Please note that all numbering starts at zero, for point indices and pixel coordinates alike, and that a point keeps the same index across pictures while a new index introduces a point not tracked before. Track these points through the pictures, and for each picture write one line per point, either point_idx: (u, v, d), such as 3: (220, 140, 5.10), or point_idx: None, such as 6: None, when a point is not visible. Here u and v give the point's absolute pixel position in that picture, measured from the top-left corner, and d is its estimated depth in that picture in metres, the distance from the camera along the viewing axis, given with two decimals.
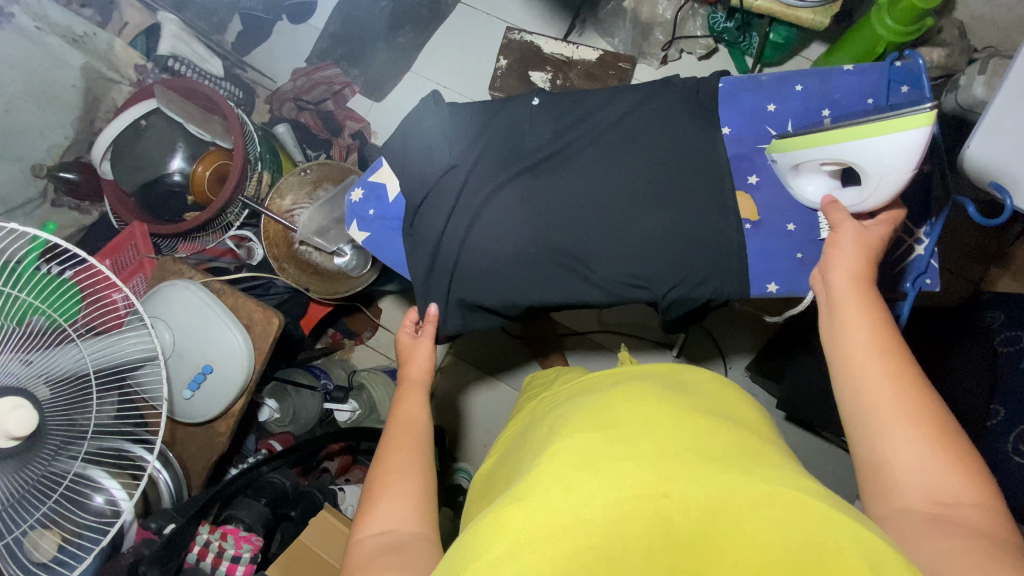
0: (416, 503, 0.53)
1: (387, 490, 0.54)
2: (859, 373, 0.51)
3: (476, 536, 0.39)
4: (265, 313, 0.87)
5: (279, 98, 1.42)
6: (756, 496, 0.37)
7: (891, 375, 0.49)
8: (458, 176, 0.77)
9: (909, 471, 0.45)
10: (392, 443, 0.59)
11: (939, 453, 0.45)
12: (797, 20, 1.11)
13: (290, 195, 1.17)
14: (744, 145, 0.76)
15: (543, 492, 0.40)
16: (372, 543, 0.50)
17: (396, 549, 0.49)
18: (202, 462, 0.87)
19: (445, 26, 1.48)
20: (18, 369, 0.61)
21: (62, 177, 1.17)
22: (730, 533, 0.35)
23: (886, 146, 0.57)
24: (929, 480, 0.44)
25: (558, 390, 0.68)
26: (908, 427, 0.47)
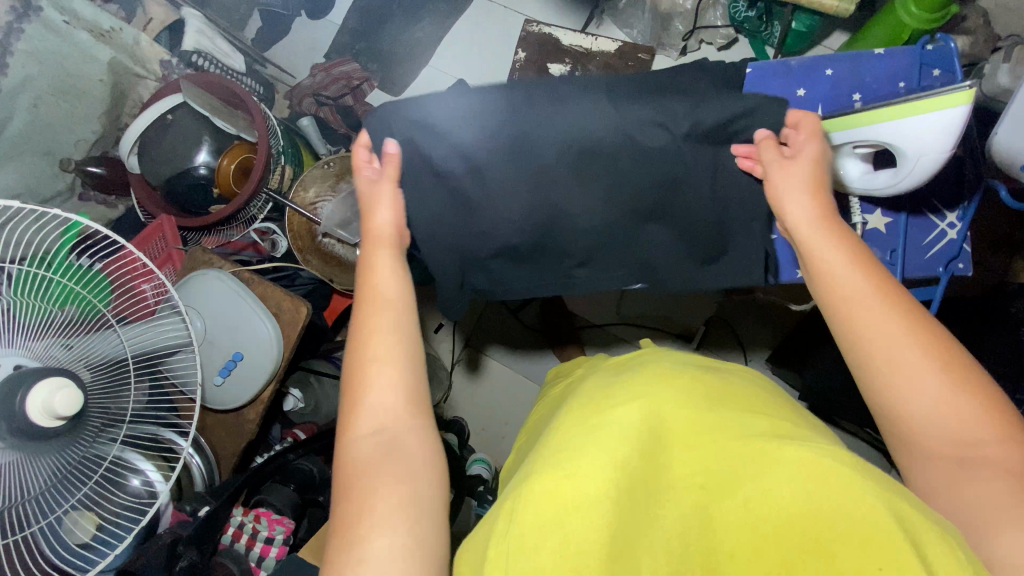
0: (402, 391, 0.56)
1: (372, 382, 0.56)
2: (866, 317, 0.52)
3: (518, 507, 0.40)
4: (293, 301, 0.88)
5: (300, 93, 1.43)
6: (803, 468, 0.37)
7: (901, 316, 0.51)
8: (485, 164, 0.78)
9: (933, 412, 0.48)
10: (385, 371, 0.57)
11: (954, 385, 0.48)
12: (822, 7, 1.10)
13: (313, 188, 1.20)
14: (772, 130, 0.76)
15: (584, 460, 0.41)
16: (365, 443, 0.53)
17: (390, 447, 0.53)
18: (232, 448, 0.89)
19: (464, 19, 1.48)
20: (59, 353, 0.63)
21: (91, 171, 1.19)
22: (774, 511, 0.36)
23: (920, 127, 0.57)
24: (944, 420, 0.48)
25: (598, 367, 0.68)
26: (925, 370, 0.49)
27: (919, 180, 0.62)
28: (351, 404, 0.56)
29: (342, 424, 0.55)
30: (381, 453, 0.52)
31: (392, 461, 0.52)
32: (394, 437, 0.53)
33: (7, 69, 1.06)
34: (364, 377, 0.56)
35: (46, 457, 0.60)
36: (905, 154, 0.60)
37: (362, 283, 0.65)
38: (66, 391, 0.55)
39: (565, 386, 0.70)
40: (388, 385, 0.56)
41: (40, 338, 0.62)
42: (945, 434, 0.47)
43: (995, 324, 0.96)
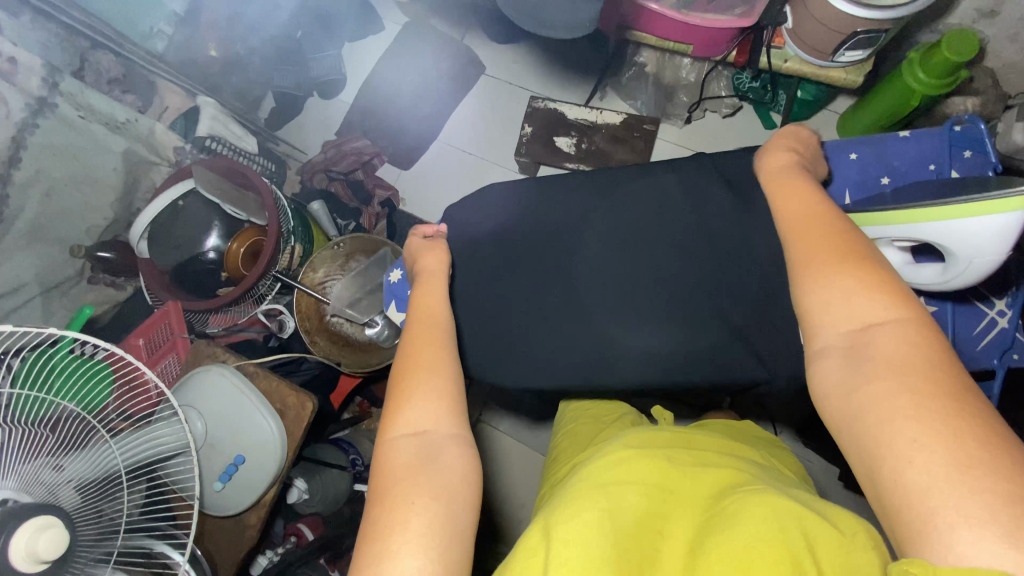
0: (439, 412, 0.55)
1: (402, 381, 0.57)
2: (872, 369, 0.43)
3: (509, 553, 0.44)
4: (299, 397, 0.83)
5: (311, 169, 1.45)
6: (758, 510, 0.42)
7: (913, 374, 0.41)
8: (498, 254, 0.76)
9: (921, 482, 0.37)
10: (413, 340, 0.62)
11: (955, 450, 0.37)
12: (829, 80, 1.04)
13: (322, 268, 1.19)
14: None
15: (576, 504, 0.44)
16: (402, 446, 0.52)
17: (433, 457, 0.51)
18: (229, 559, 0.82)
19: (471, 95, 1.53)
20: (48, 477, 0.58)
21: (100, 257, 1.19)
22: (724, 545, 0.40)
23: (975, 231, 0.53)
24: (928, 451, 0.38)
25: (607, 434, 0.68)
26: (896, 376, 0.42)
27: (975, 277, 0.58)
28: (410, 380, 0.57)
29: (388, 416, 0.55)
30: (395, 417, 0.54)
31: (434, 474, 0.50)
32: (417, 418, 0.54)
33: (18, 163, 1.09)
34: (417, 359, 0.59)
35: None
36: (957, 253, 0.56)
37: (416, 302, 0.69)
38: (52, 532, 0.50)
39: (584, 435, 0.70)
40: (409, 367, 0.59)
41: (30, 462, 0.56)
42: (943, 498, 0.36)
43: None
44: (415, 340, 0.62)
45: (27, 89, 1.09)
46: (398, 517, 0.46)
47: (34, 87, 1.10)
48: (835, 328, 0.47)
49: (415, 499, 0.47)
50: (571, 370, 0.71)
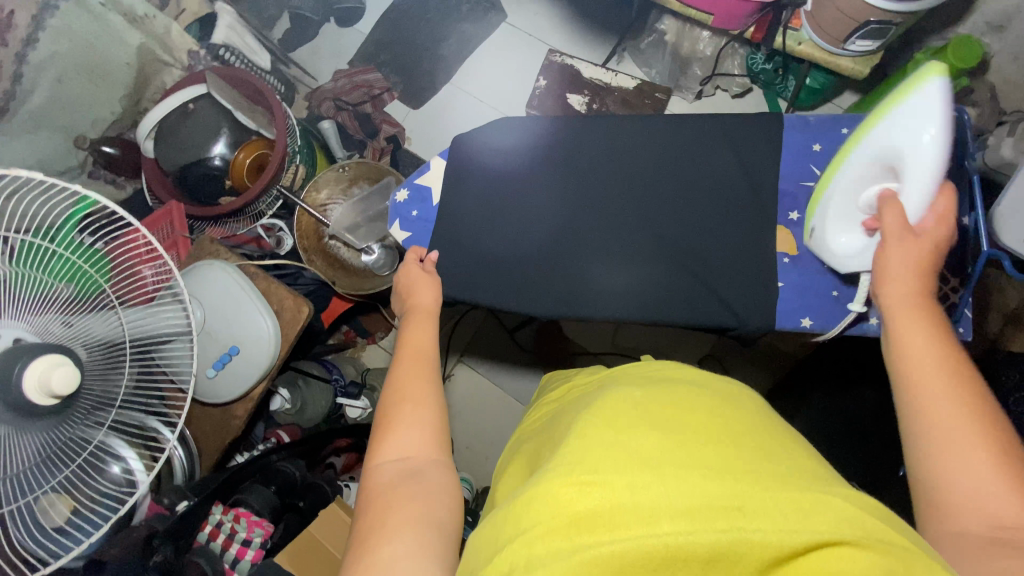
0: (430, 441, 0.54)
1: (399, 416, 0.56)
2: (929, 399, 0.49)
3: (522, 513, 0.42)
4: (295, 301, 0.88)
5: (320, 96, 1.47)
6: (812, 504, 0.38)
7: (961, 401, 0.48)
8: (501, 184, 0.79)
9: (983, 495, 0.44)
10: (404, 374, 0.60)
11: (1001, 465, 0.45)
12: (836, 68, 1.08)
13: (325, 190, 1.20)
14: (789, 181, 0.75)
15: (613, 471, 0.42)
16: (386, 473, 0.51)
17: (415, 478, 0.51)
18: (215, 444, 0.87)
19: (489, 41, 1.52)
20: (58, 330, 0.62)
21: (104, 151, 1.20)
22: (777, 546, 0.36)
23: (907, 113, 0.59)
24: (993, 505, 0.43)
25: (582, 387, 0.67)
26: (970, 443, 0.46)
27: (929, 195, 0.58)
28: (396, 404, 0.57)
29: (375, 441, 0.55)
30: (391, 455, 0.53)
31: (416, 490, 0.50)
32: (403, 462, 0.52)
33: (36, 43, 1.07)
34: (407, 391, 0.58)
35: (34, 435, 0.57)
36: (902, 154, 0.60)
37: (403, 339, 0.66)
38: (63, 370, 0.53)
39: (565, 390, 0.71)
40: (405, 402, 0.57)
41: (42, 312, 0.61)
42: (995, 511, 0.43)
43: None
44: (406, 368, 0.61)
45: None
46: (378, 527, 0.46)
47: None
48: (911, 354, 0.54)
49: (396, 509, 0.47)
50: (556, 301, 0.75)
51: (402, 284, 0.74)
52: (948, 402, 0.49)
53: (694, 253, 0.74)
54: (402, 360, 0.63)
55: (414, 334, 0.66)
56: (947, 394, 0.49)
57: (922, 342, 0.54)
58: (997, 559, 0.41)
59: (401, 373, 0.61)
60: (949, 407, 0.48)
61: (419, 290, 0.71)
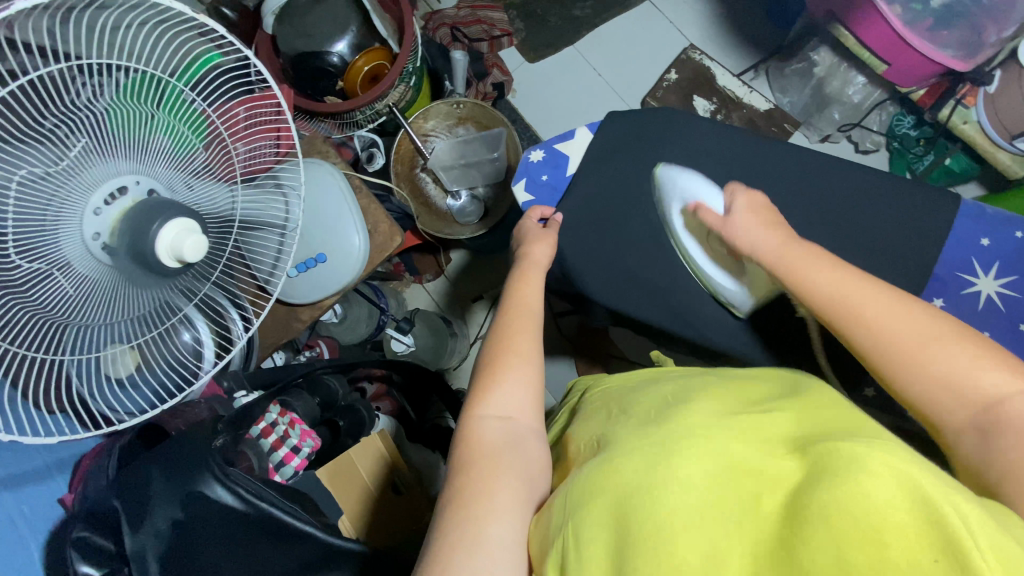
0: (533, 403, 0.56)
1: (504, 376, 0.56)
2: (844, 304, 0.54)
3: (571, 500, 0.46)
4: (391, 228, 0.85)
5: (439, 20, 1.42)
6: (839, 453, 0.34)
7: (895, 301, 0.53)
8: (637, 176, 0.76)
9: (956, 380, 0.47)
10: (511, 326, 0.61)
11: (965, 347, 0.48)
12: (992, 161, 1.02)
13: (432, 120, 1.16)
14: (944, 269, 0.67)
15: (630, 457, 0.46)
16: (490, 430, 0.53)
17: (515, 446, 0.52)
18: (274, 337, 0.87)
19: (627, 15, 1.45)
20: (181, 190, 0.59)
21: (223, 13, 1.18)
22: (810, 508, 0.33)
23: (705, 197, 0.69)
24: (967, 375, 0.47)
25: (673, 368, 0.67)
26: (906, 323, 0.51)
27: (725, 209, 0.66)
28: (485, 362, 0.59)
29: (475, 396, 0.56)
30: (487, 417, 0.54)
31: (516, 460, 0.51)
32: (499, 426, 0.53)
33: None
34: (513, 347, 0.59)
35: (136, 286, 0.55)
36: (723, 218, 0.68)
37: (512, 288, 0.66)
38: (194, 238, 0.52)
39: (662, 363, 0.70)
40: (510, 361, 0.58)
41: (171, 167, 0.57)
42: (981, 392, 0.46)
43: None
44: (510, 322, 0.61)
45: None
46: (486, 496, 0.48)
47: None
48: (813, 288, 0.56)
49: (503, 478, 0.49)
50: (659, 312, 0.73)
51: (522, 235, 0.74)
52: (900, 306, 0.52)
53: None
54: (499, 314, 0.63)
55: (522, 289, 0.66)
56: (888, 302, 0.53)
57: (823, 278, 0.56)
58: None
59: (497, 324, 0.62)
60: (906, 313, 0.51)
61: (545, 246, 0.71)
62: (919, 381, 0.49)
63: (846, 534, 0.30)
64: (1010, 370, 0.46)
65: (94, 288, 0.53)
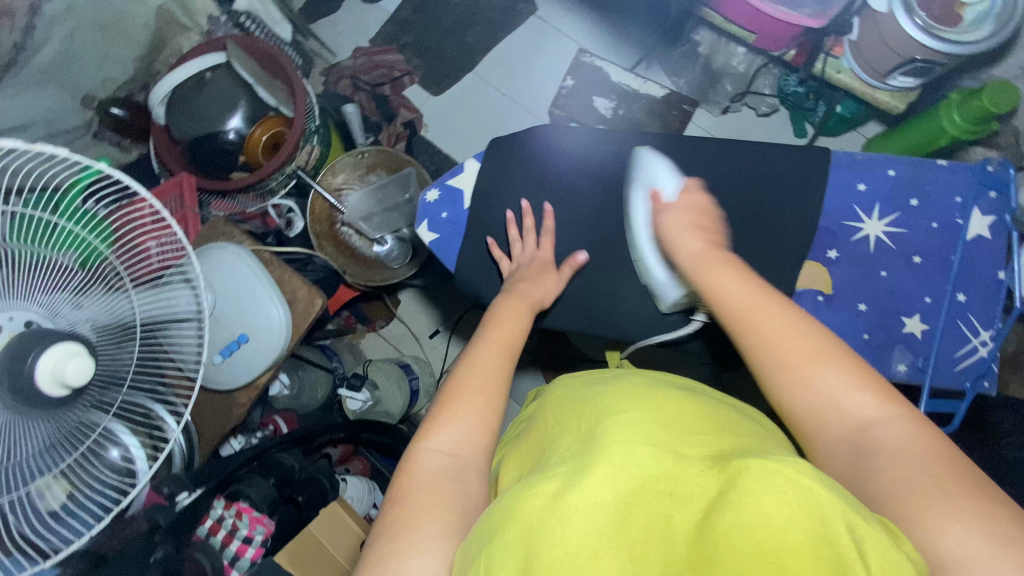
0: (487, 439, 0.55)
1: (457, 411, 0.55)
2: (747, 320, 0.56)
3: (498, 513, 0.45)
4: (310, 291, 0.85)
5: (339, 73, 1.45)
6: (749, 474, 0.40)
7: (782, 316, 0.55)
8: (533, 192, 0.77)
9: (831, 404, 0.51)
10: (479, 361, 0.60)
11: (848, 374, 0.51)
12: (873, 101, 1.06)
13: (342, 174, 1.17)
14: (830, 220, 0.71)
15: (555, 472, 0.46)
16: (432, 463, 0.52)
17: (457, 481, 0.51)
18: (215, 429, 0.86)
19: (517, 33, 1.49)
20: (69, 312, 0.59)
21: (113, 112, 1.19)
22: (724, 522, 0.38)
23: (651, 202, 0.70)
24: (846, 400, 0.50)
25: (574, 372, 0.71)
26: (791, 337, 0.53)
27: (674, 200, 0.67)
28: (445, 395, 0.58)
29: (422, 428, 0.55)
30: (435, 451, 0.53)
31: (456, 495, 0.50)
32: (444, 460, 0.52)
33: None
34: (477, 381, 0.57)
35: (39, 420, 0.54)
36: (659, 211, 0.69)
37: (490, 321, 0.65)
38: (77, 361, 0.51)
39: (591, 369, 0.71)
40: (469, 395, 0.56)
41: (52, 292, 0.58)
42: (851, 418, 0.50)
43: None
44: (482, 357, 0.60)
45: None
46: (418, 534, 0.46)
47: None
48: (725, 298, 0.58)
49: (435, 519, 0.48)
50: (581, 319, 0.74)
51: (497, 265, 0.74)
52: (793, 324, 0.54)
53: None
54: (467, 347, 0.62)
55: (500, 322, 0.64)
56: (777, 314, 0.55)
57: (747, 291, 0.57)
58: (912, 505, 0.43)
59: (465, 356, 0.61)
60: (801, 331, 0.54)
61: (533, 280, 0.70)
62: (805, 405, 0.52)
63: (755, 552, 0.36)
64: (869, 390, 0.50)
65: None
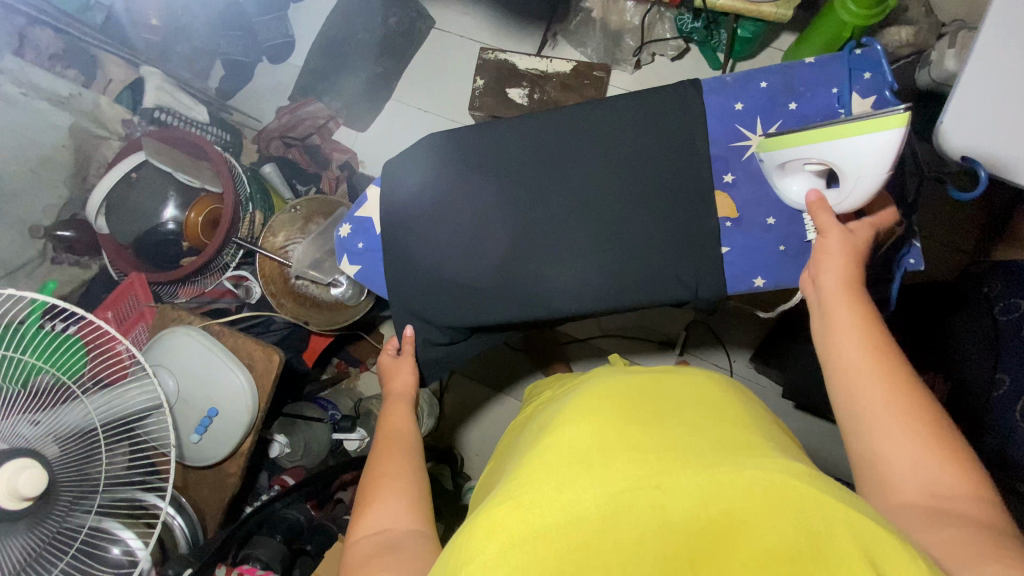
0: (412, 505, 0.55)
1: (380, 495, 0.56)
2: (841, 363, 0.54)
3: (467, 539, 0.40)
4: (265, 350, 0.88)
5: (267, 136, 1.44)
6: (747, 481, 0.38)
7: (872, 356, 0.52)
8: (438, 198, 0.78)
9: (898, 464, 0.47)
10: (383, 455, 0.62)
11: (926, 442, 0.47)
12: (761, 15, 1.09)
13: (282, 232, 1.20)
14: (719, 146, 0.75)
15: (531, 488, 0.41)
16: (370, 545, 0.52)
17: (393, 548, 0.50)
18: (216, 503, 0.88)
19: (422, 50, 1.52)
20: (26, 431, 0.62)
21: (59, 236, 1.20)
22: (730, 530, 0.36)
23: (864, 145, 0.59)
24: (926, 472, 0.46)
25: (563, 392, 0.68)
26: (876, 382, 0.51)
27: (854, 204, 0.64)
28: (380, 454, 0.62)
29: (355, 522, 0.55)
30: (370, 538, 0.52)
31: (397, 555, 0.49)
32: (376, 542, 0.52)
33: None
34: (383, 470, 0.59)
35: (18, 537, 0.58)
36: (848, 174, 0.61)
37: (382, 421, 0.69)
38: (29, 473, 0.56)
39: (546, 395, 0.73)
40: (386, 485, 0.57)
41: (6, 416, 0.60)
42: (917, 481, 0.46)
43: (970, 309, 0.97)
44: (380, 452, 0.62)
45: None
46: None
47: None
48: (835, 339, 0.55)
49: None
50: (514, 307, 0.75)
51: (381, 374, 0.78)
52: (880, 370, 0.51)
53: (642, 233, 0.73)
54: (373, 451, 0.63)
55: (390, 422, 0.68)
56: (865, 361, 0.52)
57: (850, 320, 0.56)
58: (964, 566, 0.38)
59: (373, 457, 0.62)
60: (880, 373, 0.51)
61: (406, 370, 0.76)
62: (874, 461, 0.48)
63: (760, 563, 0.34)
64: (953, 464, 0.46)
65: None
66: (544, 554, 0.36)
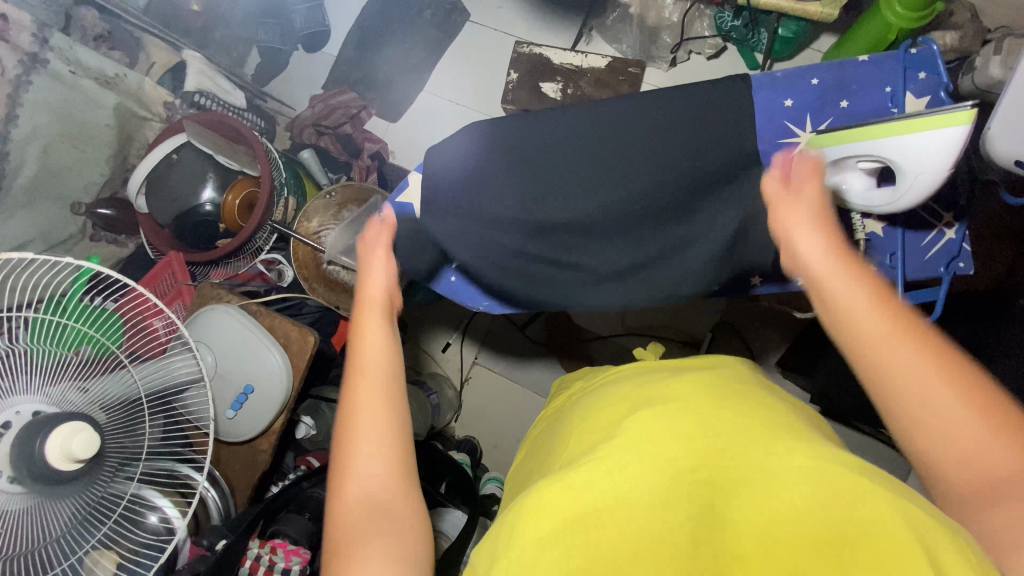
0: (395, 455, 0.51)
1: (356, 442, 0.51)
2: (865, 333, 0.45)
3: (514, 523, 0.41)
4: (301, 331, 0.89)
5: (300, 124, 1.46)
6: (799, 474, 0.38)
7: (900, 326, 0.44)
8: (478, 186, 0.78)
9: (957, 447, 0.41)
10: (349, 390, 0.55)
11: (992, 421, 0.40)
12: (804, 14, 1.14)
13: (316, 218, 1.21)
14: (766, 141, 0.73)
15: (579, 470, 0.42)
16: (352, 498, 0.49)
17: (380, 510, 0.48)
18: (247, 478, 0.90)
19: (456, 42, 1.52)
20: (76, 397, 0.63)
21: (101, 213, 1.24)
22: (784, 521, 0.35)
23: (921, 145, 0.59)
24: (985, 453, 0.40)
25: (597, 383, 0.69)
26: (916, 358, 0.43)
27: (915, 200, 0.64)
28: (351, 383, 0.55)
29: (335, 467, 0.51)
30: (348, 487, 0.49)
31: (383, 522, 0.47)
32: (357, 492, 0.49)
33: (16, 120, 1.09)
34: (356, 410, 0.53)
35: (67, 497, 0.60)
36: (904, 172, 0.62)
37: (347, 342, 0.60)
38: (81, 436, 0.57)
39: (578, 386, 0.74)
40: (359, 432, 0.52)
41: (58, 382, 0.62)
42: (984, 462, 0.40)
43: (1011, 320, 0.95)
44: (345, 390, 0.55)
45: (19, 45, 1.10)
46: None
47: (25, 43, 1.11)
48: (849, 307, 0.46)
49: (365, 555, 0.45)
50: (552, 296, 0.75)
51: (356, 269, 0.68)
52: (916, 343, 0.43)
53: None
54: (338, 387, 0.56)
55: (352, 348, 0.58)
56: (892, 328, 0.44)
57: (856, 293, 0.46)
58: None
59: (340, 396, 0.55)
60: (916, 346, 0.43)
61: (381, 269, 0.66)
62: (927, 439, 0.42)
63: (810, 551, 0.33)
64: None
65: (19, 515, 0.57)
66: (595, 536, 0.37)
